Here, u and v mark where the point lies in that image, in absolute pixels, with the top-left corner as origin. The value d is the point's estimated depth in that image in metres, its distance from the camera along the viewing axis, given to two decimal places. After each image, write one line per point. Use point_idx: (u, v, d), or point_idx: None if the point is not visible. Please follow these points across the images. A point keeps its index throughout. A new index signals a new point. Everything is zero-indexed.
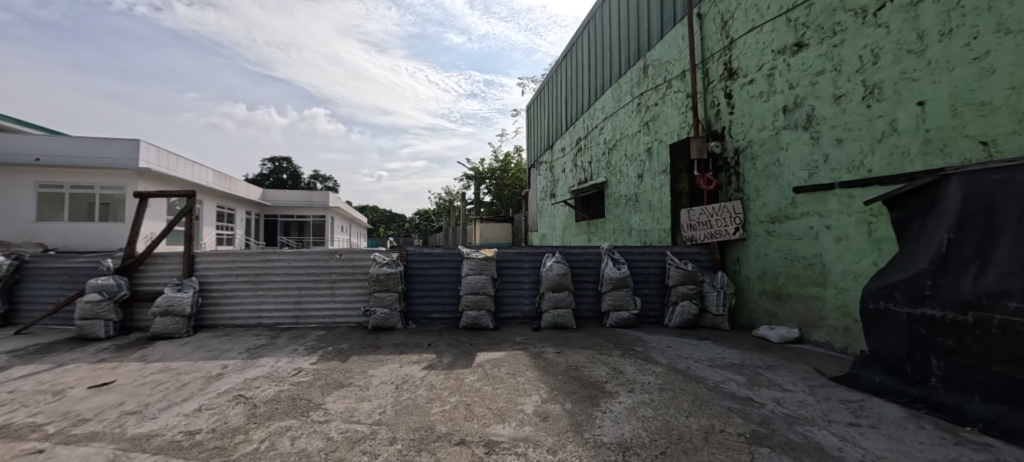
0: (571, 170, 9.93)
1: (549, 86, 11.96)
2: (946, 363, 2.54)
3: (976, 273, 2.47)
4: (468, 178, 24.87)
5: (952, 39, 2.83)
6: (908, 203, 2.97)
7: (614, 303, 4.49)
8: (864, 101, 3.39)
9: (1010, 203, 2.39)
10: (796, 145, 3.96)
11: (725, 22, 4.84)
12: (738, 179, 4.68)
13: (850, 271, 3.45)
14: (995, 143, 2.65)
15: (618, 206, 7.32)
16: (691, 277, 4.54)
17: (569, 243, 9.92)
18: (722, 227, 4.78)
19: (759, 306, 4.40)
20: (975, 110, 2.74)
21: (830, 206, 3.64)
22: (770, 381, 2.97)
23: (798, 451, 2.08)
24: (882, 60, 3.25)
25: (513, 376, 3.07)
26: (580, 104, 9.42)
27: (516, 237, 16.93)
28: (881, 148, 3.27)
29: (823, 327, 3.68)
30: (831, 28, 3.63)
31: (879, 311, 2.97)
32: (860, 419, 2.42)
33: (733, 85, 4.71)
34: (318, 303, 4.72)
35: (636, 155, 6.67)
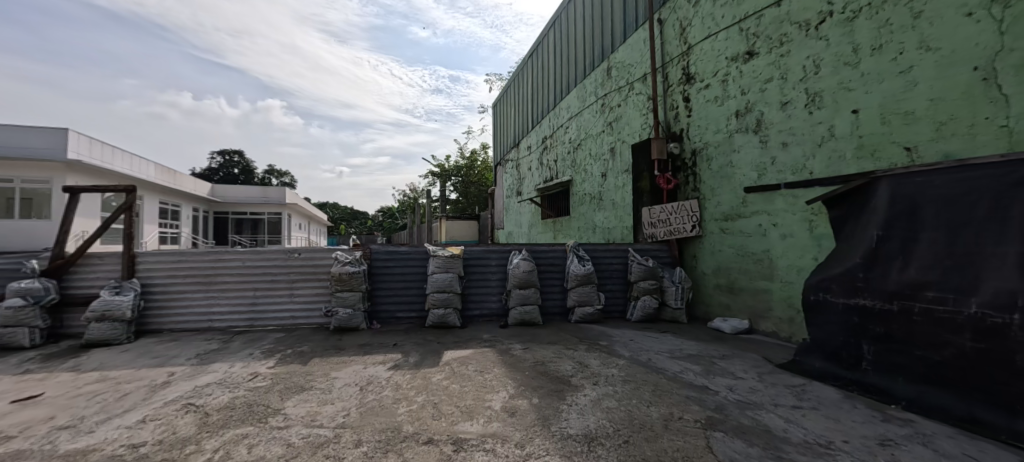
0: (537, 169, 10.04)
1: (515, 84, 11.97)
2: (875, 348, 2.81)
3: (900, 266, 2.75)
4: (433, 176, 24.49)
5: (882, 53, 3.11)
6: (844, 202, 3.24)
7: (579, 299, 4.59)
8: (807, 108, 3.66)
9: (930, 204, 2.67)
10: (747, 147, 4.22)
11: (683, 28, 5.05)
12: (695, 180, 4.92)
13: (794, 265, 3.72)
14: (916, 149, 2.95)
15: (583, 205, 7.47)
16: (652, 272, 4.72)
17: (535, 241, 10.04)
18: (680, 225, 5.00)
19: (714, 300, 4.65)
20: (901, 118, 3.02)
21: (777, 205, 3.90)
22: (724, 370, 3.15)
23: (748, 434, 2.24)
24: (823, 71, 3.52)
25: (480, 373, 3.07)
26: (546, 103, 9.52)
27: (482, 234, 16.91)
28: (821, 151, 3.55)
29: (771, 318, 3.95)
30: (778, 39, 3.88)
31: (819, 302, 3.23)
32: (802, 401, 2.63)
33: (691, 90, 4.94)
34: (276, 305, 4.51)
35: (600, 154, 6.84)
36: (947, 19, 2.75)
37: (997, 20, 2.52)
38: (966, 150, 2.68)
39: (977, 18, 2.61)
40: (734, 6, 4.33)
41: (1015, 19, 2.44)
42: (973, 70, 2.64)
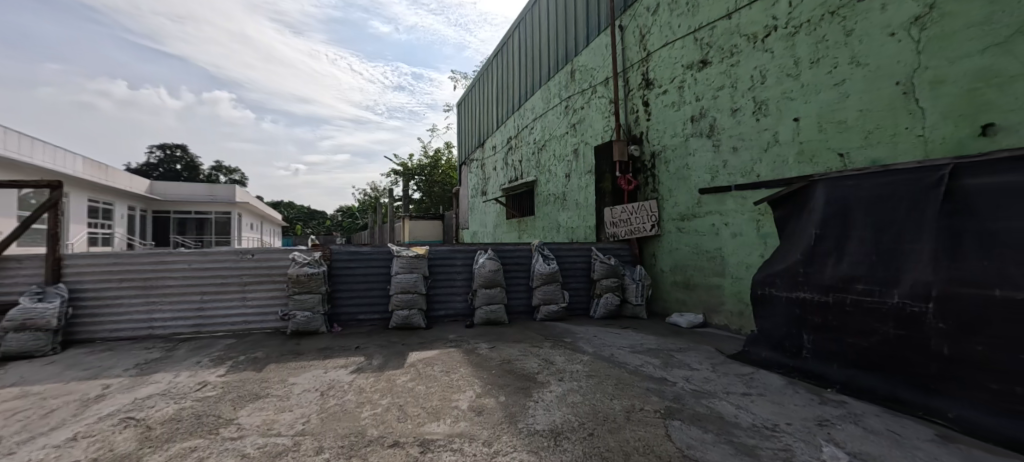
0: (501, 169, 10.06)
1: (480, 83, 11.93)
2: (814, 337, 3.07)
3: (834, 262, 3.02)
4: (396, 175, 23.91)
5: (820, 67, 3.39)
6: (787, 203, 3.50)
7: (544, 297, 4.66)
8: (754, 115, 3.92)
9: (859, 205, 2.95)
10: (701, 151, 4.46)
11: (643, 35, 5.25)
12: (654, 181, 5.13)
13: (743, 262, 3.98)
14: (847, 155, 3.24)
15: (547, 205, 7.58)
16: (614, 270, 4.88)
17: (500, 241, 10.07)
18: (640, 225, 5.19)
19: (671, 296, 4.88)
20: (835, 126, 3.31)
21: (728, 206, 4.15)
22: (681, 362, 3.32)
23: (703, 421, 2.38)
24: (768, 81, 3.79)
25: (447, 373, 3.04)
26: (510, 103, 9.57)
27: (446, 234, 16.74)
28: (767, 156, 3.81)
29: (722, 312, 4.19)
30: (729, 49, 4.13)
31: (765, 296, 3.47)
32: (751, 388, 2.82)
33: (650, 94, 5.15)
34: (226, 309, 4.23)
35: (564, 155, 6.97)
36: (874, 37, 3.04)
37: (914, 40, 2.82)
38: (889, 156, 2.98)
39: (898, 38, 2.90)
40: (690, 17, 4.57)
41: (929, 40, 2.74)
42: (894, 84, 2.94)
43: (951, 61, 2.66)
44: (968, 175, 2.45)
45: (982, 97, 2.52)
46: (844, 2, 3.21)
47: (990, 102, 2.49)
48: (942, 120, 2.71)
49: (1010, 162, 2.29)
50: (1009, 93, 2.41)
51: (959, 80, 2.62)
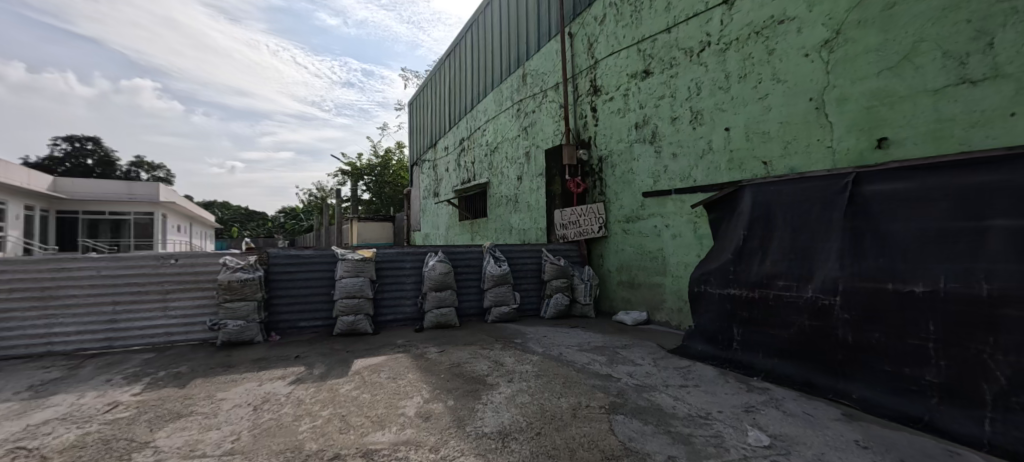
0: (454, 170, 9.97)
1: (432, 82, 11.75)
2: (742, 330, 3.32)
3: (759, 261, 3.30)
4: (344, 175, 22.93)
5: (747, 81, 3.70)
6: (719, 206, 3.77)
7: (496, 299, 4.67)
8: (691, 124, 4.19)
9: (780, 209, 3.26)
10: (644, 156, 4.69)
11: (591, 44, 5.44)
12: (602, 184, 5.32)
13: (681, 262, 4.23)
14: (770, 163, 3.55)
15: (499, 207, 7.61)
16: (564, 271, 4.99)
17: (452, 243, 9.97)
18: (588, 226, 5.36)
19: (617, 295, 5.08)
20: (759, 137, 3.62)
21: (669, 209, 4.40)
22: (626, 358, 3.46)
23: (644, 414, 2.49)
24: (703, 93, 4.07)
25: (393, 380, 2.95)
26: (463, 105, 9.52)
27: (398, 237, 16.30)
28: (702, 162, 4.09)
29: (664, 309, 4.43)
30: (669, 61, 4.39)
31: (700, 293, 3.71)
32: (687, 380, 3.00)
33: (598, 101, 5.33)
34: (144, 320, 3.81)
35: (516, 158, 7.04)
36: (791, 57, 3.37)
37: (824, 61, 3.16)
38: (804, 164, 3.31)
39: (811, 59, 3.24)
40: (633, 29, 4.80)
41: (836, 62, 3.09)
42: (808, 100, 3.28)
43: (853, 82, 3.01)
44: (866, 183, 2.81)
45: (878, 114, 2.88)
46: (767, 24, 3.52)
47: (884, 119, 2.85)
48: (846, 133, 3.06)
49: (899, 174, 2.67)
50: (899, 112, 2.78)
51: (860, 98, 2.97)
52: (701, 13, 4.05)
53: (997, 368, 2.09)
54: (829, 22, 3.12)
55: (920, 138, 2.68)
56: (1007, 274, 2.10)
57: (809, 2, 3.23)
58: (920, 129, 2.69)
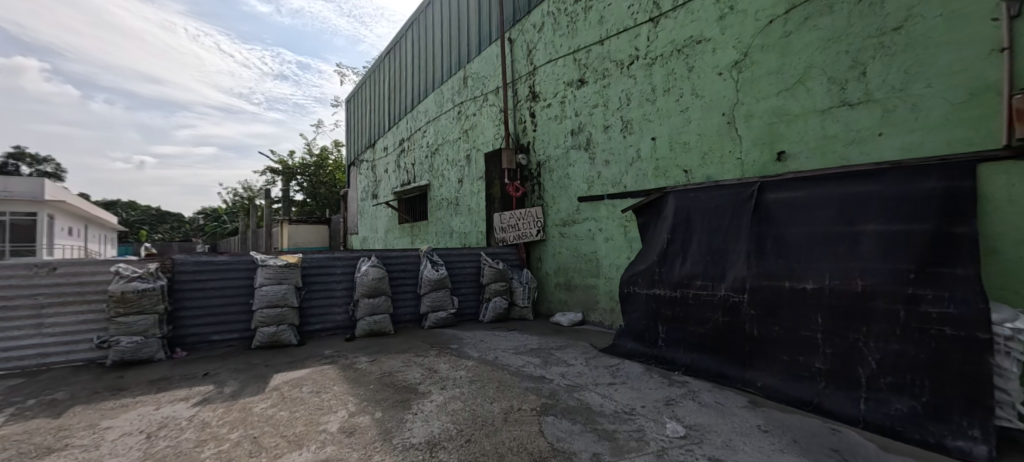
0: (394, 171, 9.66)
1: (371, 80, 11.32)
2: (666, 328, 3.54)
3: (681, 262, 3.54)
4: (274, 173, 21.36)
5: (670, 95, 3.96)
6: (647, 211, 3.99)
7: (432, 304, 4.59)
8: (622, 132, 4.40)
9: (698, 214, 3.52)
10: (579, 162, 4.86)
11: (529, 50, 5.54)
12: (540, 188, 5.43)
13: (613, 264, 4.42)
14: (689, 172, 3.82)
15: (440, 209, 7.50)
16: (502, 274, 5.02)
17: (392, 246, 9.64)
18: (527, 230, 5.43)
19: (554, 297, 5.20)
20: (680, 147, 3.88)
21: (601, 213, 4.59)
22: (560, 359, 3.54)
23: (573, 414, 2.56)
24: (632, 103, 4.29)
25: (316, 394, 2.77)
26: (403, 105, 9.28)
27: (334, 240, 15.48)
28: (631, 169, 4.31)
29: (597, 309, 4.61)
30: (602, 72, 4.58)
31: (629, 293, 3.90)
32: (616, 378, 3.14)
33: (536, 107, 5.44)
34: (9, 340, 3.24)
35: (457, 160, 6.99)
36: (707, 74, 3.66)
37: (734, 80, 3.47)
38: (718, 173, 3.60)
39: (724, 77, 3.54)
40: (569, 39, 4.96)
41: (744, 81, 3.41)
42: (721, 115, 3.57)
43: (758, 100, 3.33)
44: (768, 191, 3.13)
45: (778, 130, 3.21)
46: (686, 42, 3.80)
47: (783, 135, 3.19)
48: (752, 146, 3.37)
49: (793, 184, 3.01)
50: (794, 129, 3.13)
51: (763, 115, 3.30)
52: (630, 28, 4.28)
53: (870, 353, 2.45)
54: (738, 45, 3.44)
55: (811, 153, 3.04)
56: (877, 272, 2.48)
57: (721, 25, 3.54)
58: (810, 144, 3.04)
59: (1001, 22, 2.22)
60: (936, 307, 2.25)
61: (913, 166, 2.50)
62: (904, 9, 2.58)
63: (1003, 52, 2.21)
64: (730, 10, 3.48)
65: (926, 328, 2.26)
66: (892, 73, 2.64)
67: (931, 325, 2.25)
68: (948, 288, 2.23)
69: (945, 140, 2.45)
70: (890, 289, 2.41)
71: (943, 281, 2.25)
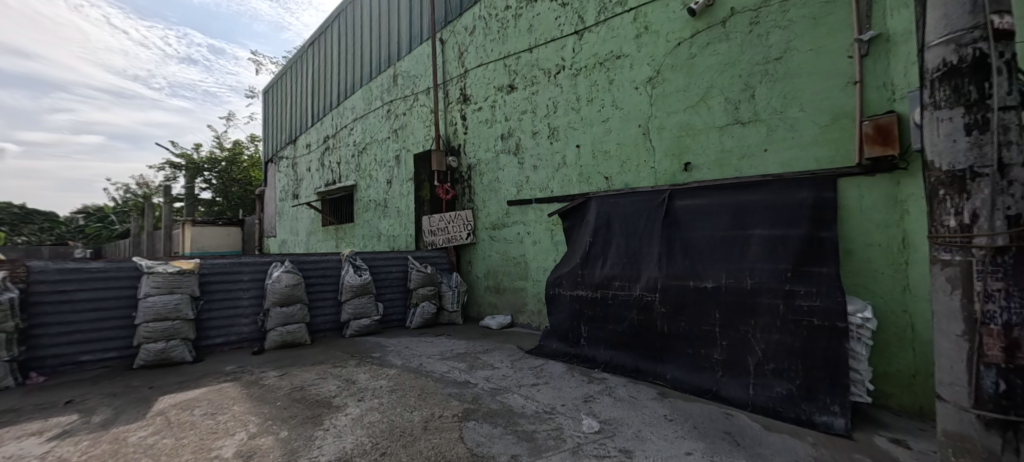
0: (317, 170, 9.06)
1: (292, 71, 10.51)
2: (588, 327, 3.70)
3: (601, 264, 3.73)
4: (176, 169, 19.00)
5: (592, 105, 4.16)
6: (571, 215, 4.16)
7: (354, 311, 4.39)
8: (549, 139, 4.54)
9: (616, 218, 3.74)
10: (509, 167, 4.92)
11: (460, 53, 5.52)
12: (470, 192, 5.43)
13: (540, 266, 4.54)
14: (609, 179, 4.04)
15: (367, 211, 7.17)
16: (431, 279, 4.95)
17: (315, 250, 9.03)
18: (457, 233, 5.37)
19: (484, 300, 5.21)
20: (602, 155, 4.10)
21: (529, 217, 4.69)
22: (485, 363, 3.54)
23: (495, 417, 2.57)
24: (558, 111, 4.45)
25: (212, 416, 2.48)
26: (328, 100, 8.76)
27: (248, 243, 14.13)
28: (557, 175, 4.46)
29: (525, 311, 4.70)
30: (531, 79, 4.70)
31: (554, 295, 4.02)
32: (539, 378, 3.21)
33: (467, 110, 5.43)
34: None
35: (385, 161, 6.74)
36: (625, 88, 3.90)
37: (649, 95, 3.74)
38: (634, 181, 3.85)
39: (640, 91, 3.80)
40: (500, 45, 5.02)
41: (657, 96, 3.68)
42: (637, 126, 3.83)
43: (668, 114, 3.62)
44: (676, 198, 3.42)
45: (684, 143, 3.51)
46: (607, 57, 4.03)
47: (688, 147, 3.49)
48: (663, 156, 3.65)
49: (697, 192, 3.32)
50: (697, 142, 3.44)
51: (673, 128, 3.59)
52: (557, 39, 4.44)
53: (757, 343, 2.76)
54: (652, 62, 3.71)
55: (711, 164, 3.36)
56: (762, 271, 2.81)
57: (637, 43, 3.80)
58: (711, 157, 3.36)
59: (854, 60, 2.66)
60: (807, 301, 2.60)
61: (790, 179, 2.88)
62: (783, 42, 2.96)
63: (856, 85, 2.66)
64: (645, 30, 3.75)
65: (800, 320, 2.60)
66: (774, 97, 3.01)
67: (803, 317, 2.59)
68: (816, 285, 2.59)
69: (813, 157, 2.85)
70: (772, 286, 2.74)
71: (812, 278, 2.62)
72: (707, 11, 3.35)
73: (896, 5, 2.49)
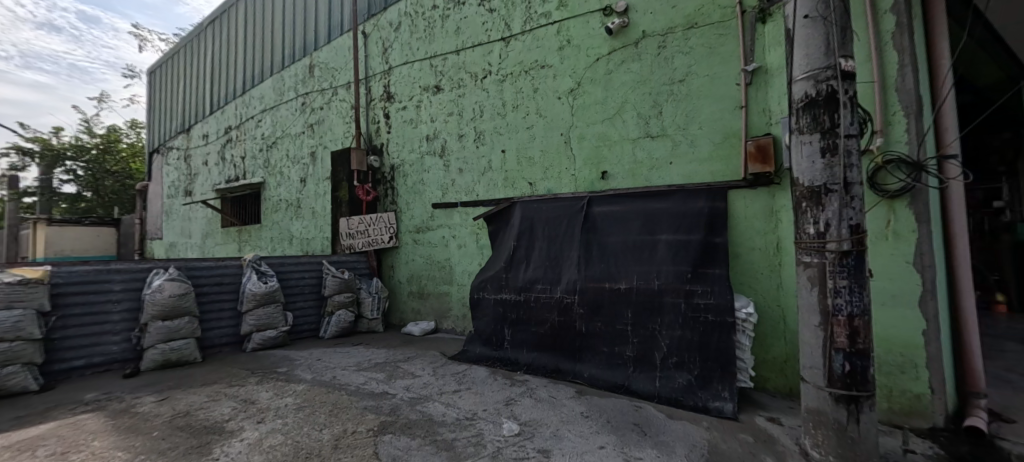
0: (216, 164, 8.07)
1: (187, 50, 9.27)
2: (511, 330, 3.75)
3: (524, 268, 3.81)
4: (24, 156, 15.64)
5: (517, 112, 4.25)
6: (496, 219, 4.20)
7: (258, 322, 3.99)
8: (475, 142, 4.54)
9: (539, 223, 3.85)
10: (434, 169, 4.83)
11: (385, 48, 5.30)
12: (393, 193, 5.23)
13: (465, 270, 4.52)
14: (533, 184, 4.15)
15: (277, 212, 6.56)
16: (348, 285, 4.69)
17: (213, 254, 8.02)
18: (378, 236, 5.12)
19: (406, 306, 5.04)
20: (526, 161, 4.19)
21: (454, 220, 4.65)
22: (406, 372, 3.42)
23: (413, 428, 2.47)
24: (485, 116, 4.47)
25: (61, 456, 2.06)
26: (231, 86, 7.87)
27: (125, 246, 12.11)
28: (483, 179, 4.47)
29: (450, 316, 4.64)
30: (457, 82, 4.66)
31: (479, 299, 4.01)
32: (461, 385, 3.18)
33: (391, 108, 5.23)
34: None
35: (299, 157, 6.23)
36: (549, 97, 4.04)
37: (570, 105, 3.91)
38: (556, 187, 4.00)
39: (562, 101, 3.96)
40: (427, 44, 4.92)
41: (577, 107, 3.87)
42: (559, 135, 3.98)
43: (588, 125, 3.81)
44: (594, 205, 3.62)
45: (601, 153, 3.73)
46: (532, 66, 4.14)
47: (605, 157, 3.71)
48: (583, 165, 3.84)
49: (612, 199, 3.55)
50: (613, 153, 3.67)
51: (591, 138, 3.79)
52: (484, 43, 4.47)
53: (662, 339, 3.01)
54: (573, 74, 3.89)
55: (625, 174, 3.61)
56: (667, 273, 3.08)
57: (560, 56, 3.97)
58: (624, 167, 3.61)
59: (741, 87, 3.04)
60: (704, 299, 2.89)
61: (690, 190, 3.20)
62: (685, 66, 3.29)
63: (742, 109, 3.04)
64: (567, 43, 3.92)
65: (698, 316, 2.89)
66: (678, 114, 3.32)
67: (701, 313, 2.88)
68: (711, 285, 2.91)
69: (708, 171, 3.19)
70: (676, 286, 3.02)
71: (708, 279, 2.93)
72: (622, 31, 3.60)
73: (772, 43, 2.91)
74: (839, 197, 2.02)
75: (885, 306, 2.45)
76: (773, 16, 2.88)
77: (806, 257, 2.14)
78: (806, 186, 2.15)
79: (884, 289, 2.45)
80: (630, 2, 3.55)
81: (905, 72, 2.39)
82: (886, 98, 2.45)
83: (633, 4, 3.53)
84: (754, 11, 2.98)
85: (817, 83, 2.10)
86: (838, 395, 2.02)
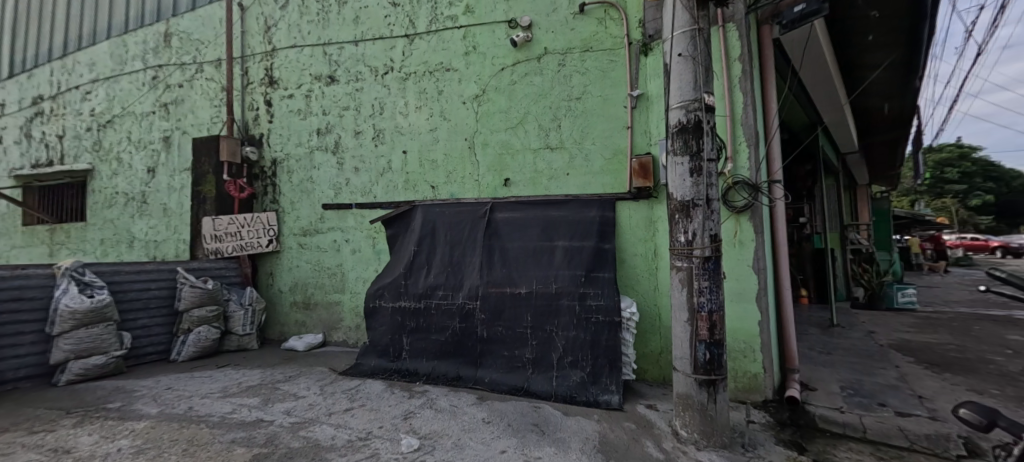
0: (15, 142, 6.19)
1: None
2: (410, 339, 3.59)
3: (425, 274, 3.69)
4: None
5: (421, 112, 4.11)
6: (396, 223, 4.00)
7: (77, 347, 3.12)
8: (373, 141, 4.27)
9: (442, 228, 3.78)
10: (325, 166, 4.41)
11: (268, 27, 4.69)
12: (274, 191, 4.63)
13: (360, 277, 4.21)
14: (436, 188, 4.05)
15: (110, 207, 5.28)
16: (212, 297, 3.96)
17: (6, 260, 6.10)
18: (253, 239, 4.49)
19: (288, 319, 4.48)
20: (429, 164, 4.07)
21: (348, 223, 4.30)
22: (286, 393, 3.01)
23: (296, 456, 2.17)
24: (385, 113, 4.23)
25: None
26: (43, 45, 6.14)
27: None
28: (382, 180, 4.22)
29: (341, 328, 4.26)
30: (355, 74, 4.34)
31: (375, 308, 3.75)
32: (354, 402, 2.92)
33: (274, 94, 4.63)
34: None
35: (146, 142, 5.12)
36: (454, 101, 4.00)
37: (475, 111, 3.93)
38: (459, 192, 3.96)
39: (467, 107, 3.95)
40: (321, 29, 4.48)
41: (482, 114, 3.90)
42: (463, 140, 3.96)
43: (492, 132, 3.87)
44: (497, 211, 3.68)
45: (504, 160, 3.81)
46: (438, 67, 4.06)
47: (508, 165, 3.80)
48: (486, 171, 3.87)
49: (514, 206, 3.65)
50: (515, 161, 3.78)
51: (495, 146, 3.85)
52: (386, 37, 4.24)
53: (558, 340, 3.18)
54: (479, 81, 3.92)
55: (526, 182, 3.74)
56: (563, 277, 3.27)
57: (466, 61, 3.96)
58: (526, 175, 3.74)
59: (627, 109, 3.40)
60: (595, 300, 3.14)
61: (585, 200, 3.46)
62: (581, 85, 3.56)
63: (628, 129, 3.40)
64: (473, 49, 3.94)
65: (590, 317, 3.12)
66: (575, 129, 3.57)
67: (592, 314, 3.12)
68: (601, 287, 3.17)
69: (600, 183, 3.49)
70: (571, 289, 3.22)
71: (599, 282, 3.20)
72: (526, 45, 3.74)
73: (652, 74, 3.32)
74: (703, 210, 2.39)
75: (733, 302, 2.95)
76: (653, 51, 3.29)
77: (678, 262, 2.46)
78: (679, 200, 2.47)
79: (732, 288, 2.94)
80: (534, 18, 3.72)
81: (747, 111, 2.93)
82: (735, 131, 2.96)
83: (536, 21, 3.71)
84: (638, 44, 3.37)
85: (688, 112, 2.46)
86: (701, 379, 2.36)
